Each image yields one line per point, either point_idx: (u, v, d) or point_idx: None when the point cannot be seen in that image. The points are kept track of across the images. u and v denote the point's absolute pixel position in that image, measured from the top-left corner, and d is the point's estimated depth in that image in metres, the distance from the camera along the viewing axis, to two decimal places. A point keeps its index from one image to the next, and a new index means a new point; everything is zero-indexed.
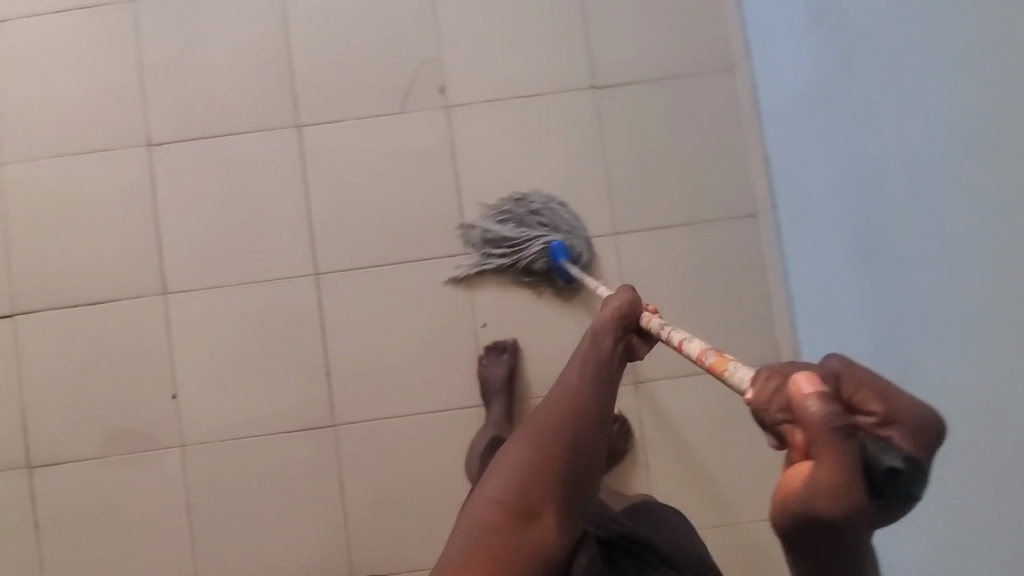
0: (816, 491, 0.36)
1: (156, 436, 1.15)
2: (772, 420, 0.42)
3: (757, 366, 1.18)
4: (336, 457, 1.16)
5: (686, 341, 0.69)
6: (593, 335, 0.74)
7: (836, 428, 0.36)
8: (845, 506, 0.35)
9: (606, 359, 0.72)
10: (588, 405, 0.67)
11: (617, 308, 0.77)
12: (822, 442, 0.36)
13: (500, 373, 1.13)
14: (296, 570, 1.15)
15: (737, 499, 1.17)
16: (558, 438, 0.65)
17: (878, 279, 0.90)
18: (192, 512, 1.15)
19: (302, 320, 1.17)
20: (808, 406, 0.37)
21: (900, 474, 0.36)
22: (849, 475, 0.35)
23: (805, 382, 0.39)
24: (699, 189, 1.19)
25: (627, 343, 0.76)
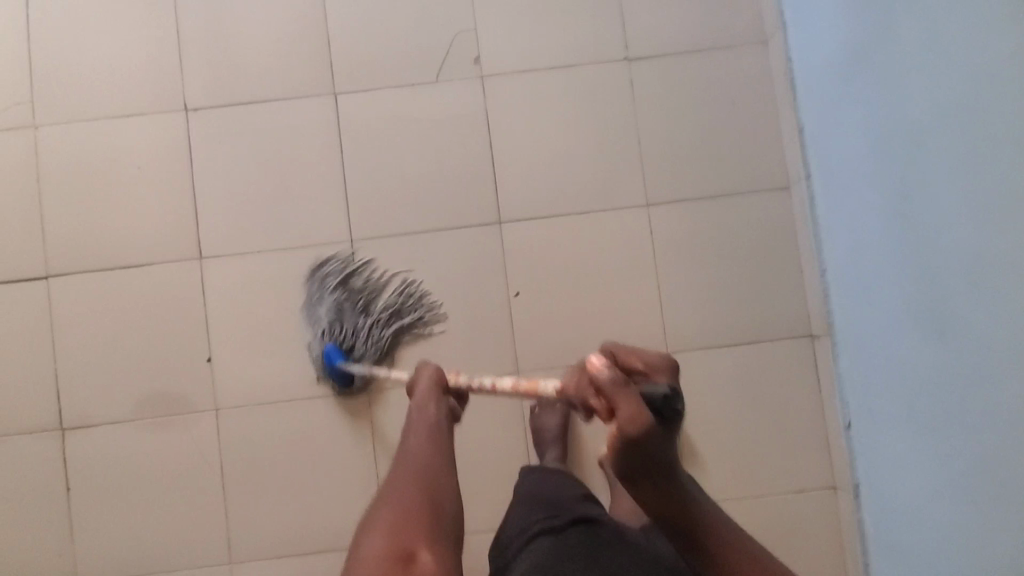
0: (628, 422, 0.56)
1: (189, 400, 1.16)
2: (585, 398, 0.60)
3: (791, 337, 1.17)
4: (369, 424, 1.16)
5: (498, 382, 0.81)
6: (416, 407, 0.76)
7: (623, 383, 0.57)
8: (646, 425, 0.56)
9: (435, 422, 0.75)
10: (435, 461, 0.69)
11: (427, 376, 0.81)
12: (621, 395, 0.56)
13: (556, 423, 1.13)
14: (328, 535, 1.15)
15: (771, 471, 1.16)
16: (414, 500, 0.64)
17: (920, 246, 0.92)
18: (224, 476, 1.15)
19: (336, 286, 1.17)
20: (605, 376, 0.57)
21: (672, 398, 0.61)
22: (641, 408, 0.57)
23: (595, 363, 0.58)
24: (731, 160, 1.19)
25: (448, 405, 0.79)
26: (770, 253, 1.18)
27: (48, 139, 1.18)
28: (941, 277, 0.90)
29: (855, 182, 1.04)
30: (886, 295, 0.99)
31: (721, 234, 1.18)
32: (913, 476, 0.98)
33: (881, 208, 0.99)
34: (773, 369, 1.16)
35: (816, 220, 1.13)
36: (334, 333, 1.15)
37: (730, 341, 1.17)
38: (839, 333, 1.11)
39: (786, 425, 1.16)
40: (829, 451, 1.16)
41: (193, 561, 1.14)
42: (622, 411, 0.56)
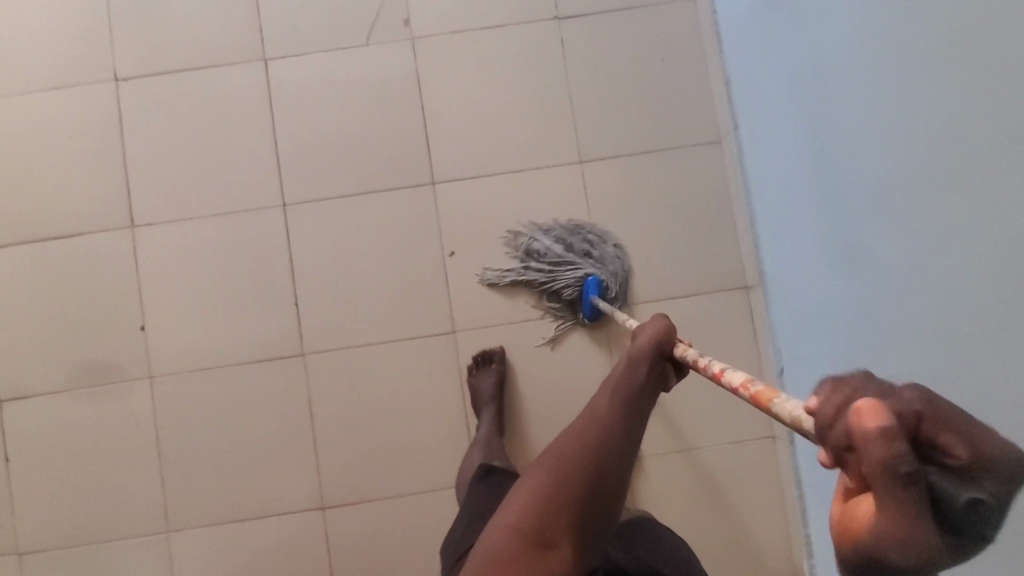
0: (889, 538, 0.29)
1: (124, 368, 1.15)
2: (831, 453, 0.32)
3: (726, 289, 1.17)
4: (305, 388, 1.16)
5: (727, 371, 0.58)
6: (626, 362, 0.61)
7: (902, 471, 0.28)
8: (917, 553, 0.29)
9: (638, 386, 0.58)
10: (616, 431, 0.53)
11: (654, 337, 0.65)
12: (888, 489, 0.28)
13: (490, 383, 1.12)
14: (265, 500, 1.14)
15: (707, 422, 1.17)
16: (586, 478, 0.51)
17: (828, 174, 0.89)
18: (161, 443, 1.15)
19: (270, 251, 1.17)
20: (875, 446, 0.29)
21: (984, 510, 0.29)
22: (917, 514, 0.28)
23: (871, 412, 0.30)
24: (663, 115, 1.19)
25: (662, 371, 0.63)
26: (703, 207, 1.18)
27: None
28: (844, 209, 0.86)
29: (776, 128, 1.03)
30: (806, 229, 0.98)
31: (655, 189, 1.18)
32: None
33: (798, 140, 0.96)
34: (708, 322, 1.17)
35: (751, 162, 1.12)
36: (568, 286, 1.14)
37: (666, 295, 1.17)
38: (773, 276, 1.11)
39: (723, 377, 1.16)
40: None
41: (132, 528, 1.14)
42: (878, 512, 0.29)
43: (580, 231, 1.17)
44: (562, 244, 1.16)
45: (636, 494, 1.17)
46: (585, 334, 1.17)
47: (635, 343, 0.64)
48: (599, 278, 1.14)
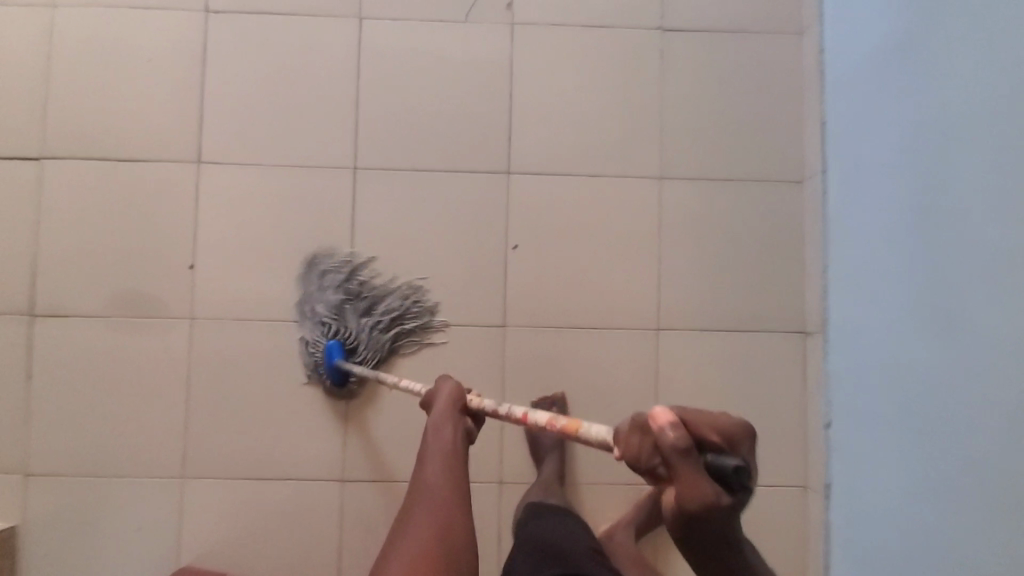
0: (680, 496, 0.41)
1: (167, 304, 1.13)
2: (646, 465, 0.44)
3: (784, 330, 1.15)
4: (345, 356, 1.13)
5: (514, 409, 0.75)
6: (436, 428, 0.82)
7: (679, 450, 0.41)
8: (708, 503, 0.40)
9: (454, 450, 0.81)
10: (454, 493, 0.78)
11: (445, 401, 0.85)
12: (683, 468, 0.41)
13: (553, 432, 1.11)
14: (286, 461, 1.12)
15: None
16: (436, 541, 0.72)
17: (926, 238, 0.89)
18: (191, 386, 1.12)
19: (333, 212, 1.14)
20: (667, 438, 0.42)
21: (742, 469, 0.41)
22: (697, 479, 0.41)
23: (662, 414, 0.43)
24: (751, 145, 1.16)
25: (465, 427, 0.84)
26: (775, 244, 1.16)
27: (59, 19, 1.14)
28: (941, 276, 0.86)
29: (873, 176, 1.01)
30: (886, 287, 0.98)
31: (729, 220, 1.16)
32: (888, 483, 0.95)
33: (896, 195, 0.95)
34: (761, 360, 1.15)
35: (837, 209, 1.09)
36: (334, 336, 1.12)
37: (723, 326, 1.15)
38: (840, 328, 1.08)
39: (767, 417, 1.15)
40: (805, 450, 1.14)
41: (146, 468, 1.11)
42: (677, 485, 0.41)
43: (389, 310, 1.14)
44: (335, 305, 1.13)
45: None
46: (635, 350, 1.15)
47: (433, 416, 0.84)
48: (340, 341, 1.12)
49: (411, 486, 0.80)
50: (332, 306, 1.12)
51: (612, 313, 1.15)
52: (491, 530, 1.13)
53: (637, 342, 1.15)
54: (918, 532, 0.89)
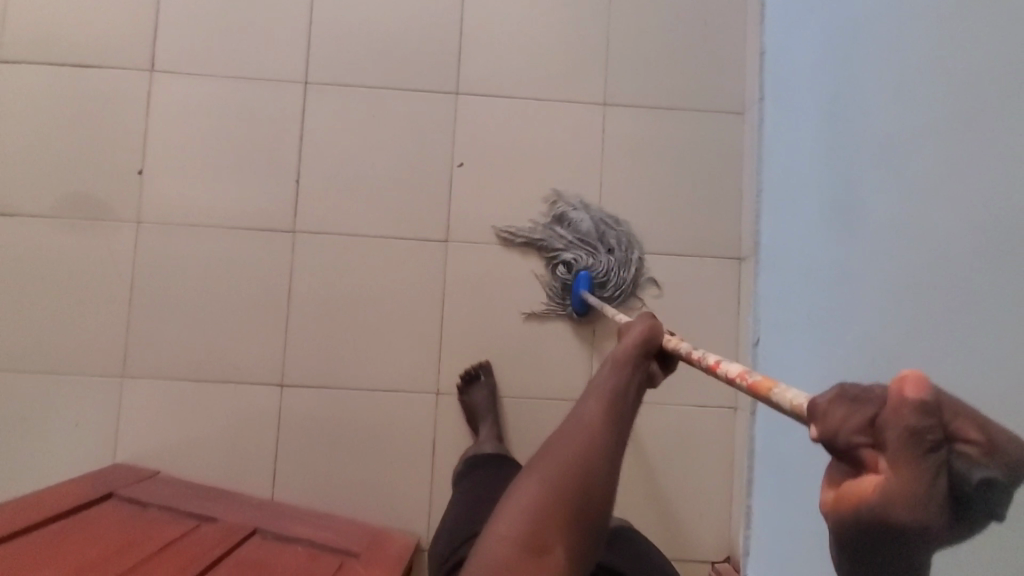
0: (889, 496, 0.31)
1: (114, 206, 1.14)
2: (843, 445, 0.34)
3: (721, 257, 1.18)
4: (289, 264, 1.15)
5: (722, 362, 0.63)
6: (613, 365, 0.66)
7: (919, 437, 0.31)
8: (921, 514, 0.30)
9: (619, 396, 0.63)
10: (603, 445, 0.58)
11: (638, 338, 0.70)
12: (907, 458, 0.31)
13: (484, 399, 1.12)
14: (227, 366, 1.14)
15: (675, 381, 1.18)
16: (578, 474, 0.56)
17: (844, 138, 0.93)
18: (136, 288, 1.14)
19: (283, 123, 1.16)
20: (906, 415, 0.31)
21: (991, 487, 0.30)
22: (924, 480, 0.30)
23: (908, 382, 0.32)
24: (695, 77, 1.20)
25: (643, 372, 0.68)
26: (715, 173, 1.19)
27: None
28: (855, 169, 0.90)
29: (801, 98, 1.07)
30: (810, 195, 1.02)
31: (670, 148, 1.19)
32: (803, 382, 1.00)
33: (822, 106, 1.00)
34: (697, 284, 1.18)
35: (770, 130, 1.14)
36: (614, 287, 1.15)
37: (661, 251, 1.18)
38: (768, 246, 1.12)
39: (702, 341, 1.18)
40: None
41: (86, 367, 1.12)
42: (884, 472, 0.31)
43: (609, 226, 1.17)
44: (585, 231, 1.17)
45: None
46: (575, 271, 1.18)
47: (620, 342, 0.69)
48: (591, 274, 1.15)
49: (565, 415, 0.61)
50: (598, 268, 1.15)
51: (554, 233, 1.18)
52: (426, 440, 1.15)
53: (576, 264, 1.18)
54: None
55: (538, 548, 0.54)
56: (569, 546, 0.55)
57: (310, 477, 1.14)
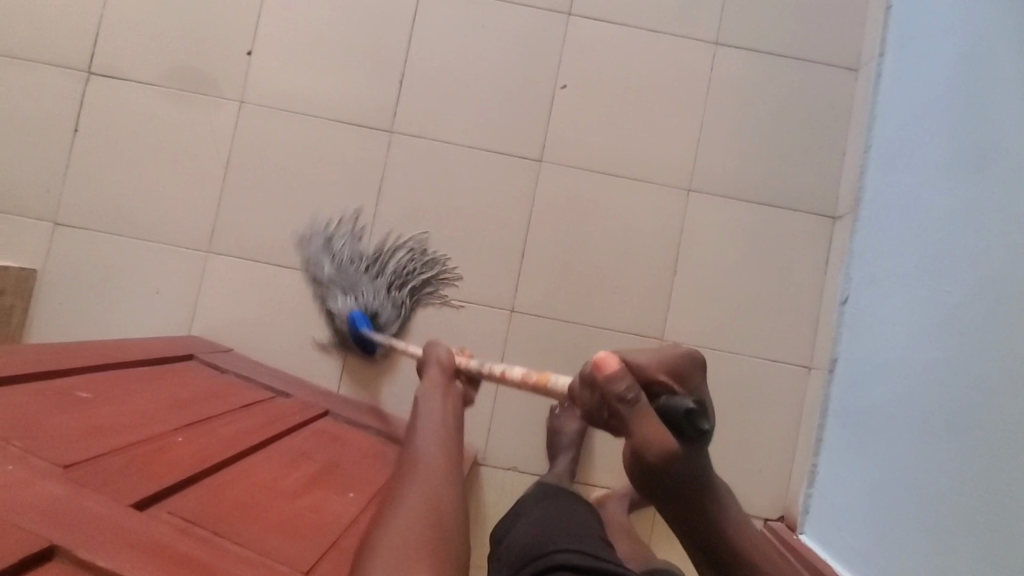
0: (642, 439, 0.48)
1: (219, 83, 1.15)
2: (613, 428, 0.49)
3: (814, 212, 1.16)
4: (381, 163, 1.15)
5: (507, 369, 0.73)
6: (428, 393, 0.80)
7: (630, 399, 0.47)
8: (665, 441, 0.48)
9: (442, 416, 0.76)
10: (443, 476, 0.66)
11: (436, 366, 0.85)
12: (636, 412, 0.48)
13: (574, 428, 1.09)
14: (309, 255, 1.15)
15: (754, 331, 1.15)
16: (432, 517, 0.60)
17: (971, 81, 0.88)
18: (230, 166, 1.15)
19: (393, 21, 1.16)
20: (615, 387, 0.48)
21: (693, 409, 0.48)
22: (653, 421, 0.48)
23: (606, 358, 0.49)
24: (812, 29, 1.18)
25: (454, 390, 0.82)
26: (819, 127, 1.17)
27: None
28: (984, 109, 0.84)
29: (922, 44, 1.02)
30: (922, 144, 0.97)
31: (777, 98, 1.17)
32: (892, 333, 0.96)
33: (947, 49, 0.95)
34: (785, 236, 1.16)
35: (889, 81, 1.09)
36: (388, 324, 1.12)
37: (753, 199, 1.16)
38: (869, 201, 1.09)
39: (783, 294, 1.15)
40: (815, 329, 1.15)
41: (175, 238, 1.14)
42: (637, 430, 0.48)
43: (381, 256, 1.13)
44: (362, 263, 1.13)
45: None
46: (663, 208, 1.16)
47: (428, 377, 0.84)
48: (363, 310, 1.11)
49: (403, 454, 0.71)
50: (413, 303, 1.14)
51: (645, 167, 1.17)
52: (493, 356, 1.15)
53: (665, 201, 1.16)
54: (914, 371, 0.89)
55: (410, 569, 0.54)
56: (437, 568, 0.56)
57: (376, 376, 1.14)
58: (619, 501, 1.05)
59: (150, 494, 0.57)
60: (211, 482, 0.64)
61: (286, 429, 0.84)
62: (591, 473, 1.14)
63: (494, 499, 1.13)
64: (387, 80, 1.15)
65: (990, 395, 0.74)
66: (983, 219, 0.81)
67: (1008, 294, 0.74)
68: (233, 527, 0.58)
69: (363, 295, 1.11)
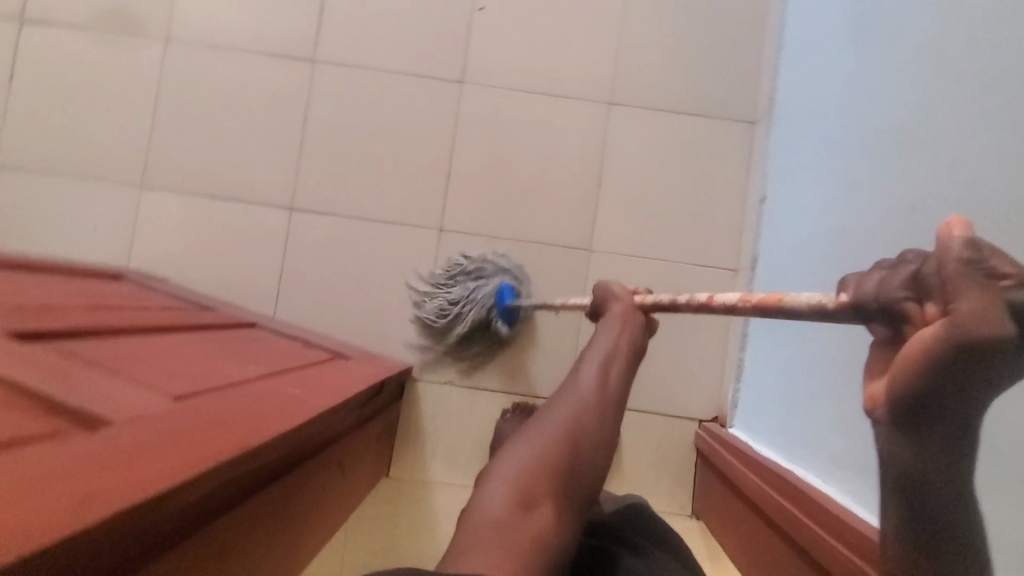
0: (958, 325, 0.27)
1: (146, 23, 1.19)
2: (884, 304, 0.32)
3: (734, 117, 1.18)
4: (306, 90, 1.18)
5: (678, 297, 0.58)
6: (603, 332, 0.63)
7: (964, 274, 0.28)
8: (999, 336, 0.27)
9: (623, 357, 0.62)
10: (601, 420, 0.57)
11: (620, 305, 0.65)
12: (962, 298, 0.28)
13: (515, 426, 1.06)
14: (240, 185, 1.17)
15: (680, 238, 1.16)
16: (567, 443, 0.55)
17: None
18: (159, 102, 1.18)
19: None
20: (951, 255, 0.28)
21: None
22: (996, 317, 0.27)
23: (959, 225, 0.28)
24: None
25: (641, 330, 0.65)
26: (736, 33, 1.19)
27: None
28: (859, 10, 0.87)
29: None
30: (821, 37, 0.99)
31: (693, 8, 1.19)
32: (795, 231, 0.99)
33: None
34: (708, 142, 1.17)
35: None
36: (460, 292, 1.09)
37: (673, 108, 1.18)
38: (785, 98, 1.09)
39: (709, 200, 1.17)
40: (740, 231, 1.16)
41: (108, 174, 1.17)
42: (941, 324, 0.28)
43: (434, 286, 1.12)
44: (437, 309, 1.11)
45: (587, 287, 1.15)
46: (586, 121, 1.18)
47: (608, 317, 0.65)
48: (494, 291, 1.09)
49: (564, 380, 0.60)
50: (446, 268, 1.13)
51: (564, 83, 1.18)
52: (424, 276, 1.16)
53: (588, 114, 1.18)
54: (806, 270, 0.93)
55: (524, 504, 0.51)
56: (556, 507, 0.52)
57: (308, 300, 1.16)
58: None
59: (33, 329, 0.61)
60: (100, 339, 0.68)
61: (198, 326, 0.87)
62: (527, 386, 1.15)
63: (430, 416, 1.14)
64: (309, 12, 1.19)
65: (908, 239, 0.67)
66: (872, 107, 0.79)
67: (913, 128, 0.69)
68: (111, 361, 0.61)
69: (468, 305, 1.09)
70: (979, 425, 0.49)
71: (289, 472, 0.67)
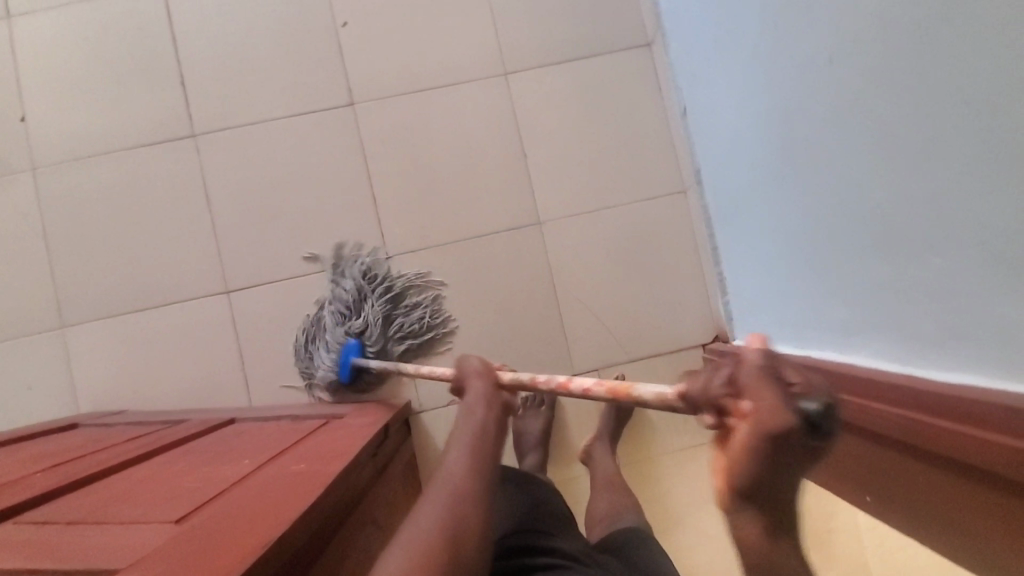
0: (760, 420, 0.31)
1: (5, 160, 1.10)
2: (710, 400, 0.35)
3: (627, 44, 1.16)
4: (197, 167, 1.11)
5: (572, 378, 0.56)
6: (464, 410, 0.61)
7: (772, 373, 0.32)
8: (793, 429, 0.30)
9: (482, 430, 0.58)
10: (477, 509, 0.48)
11: (478, 377, 0.66)
12: (756, 390, 0.31)
13: (537, 427, 1.06)
14: (165, 287, 1.09)
15: (620, 179, 1.15)
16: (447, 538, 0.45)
17: None
18: (49, 235, 1.09)
19: (151, 30, 1.12)
20: (746, 356, 0.33)
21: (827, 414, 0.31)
22: (784, 406, 0.31)
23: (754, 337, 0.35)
24: None
25: (501, 404, 0.64)
26: None
27: None
28: None
29: None
30: None
31: None
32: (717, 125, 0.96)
33: None
34: (611, 78, 1.16)
35: None
36: (411, 320, 1.08)
37: (566, 57, 1.16)
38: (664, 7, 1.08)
39: (633, 133, 1.15)
40: (673, 151, 1.15)
41: (22, 326, 1.08)
42: (751, 405, 0.32)
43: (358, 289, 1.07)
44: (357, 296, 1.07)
45: (549, 259, 1.13)
46: (489, 99, 1.15)
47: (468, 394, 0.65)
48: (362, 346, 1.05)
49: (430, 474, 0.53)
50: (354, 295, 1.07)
51: (453, 69, 1.15)
52: None
53: (487, 91, 1.15)
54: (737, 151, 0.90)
55: None
56: None
57: (280, 375, 1.09)
58: (604, 439, 1.04)
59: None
60: (73, 494, 0.61)
61: (173, 442, 0.80)
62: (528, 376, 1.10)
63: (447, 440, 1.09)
64: (171, 89, 1.12)
65: (822, 109, 0.63)
66: None
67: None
68: (93, 512, 0.55)
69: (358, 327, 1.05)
70: (968, 230, 0.46)
71: (325, 554, 0.60)
